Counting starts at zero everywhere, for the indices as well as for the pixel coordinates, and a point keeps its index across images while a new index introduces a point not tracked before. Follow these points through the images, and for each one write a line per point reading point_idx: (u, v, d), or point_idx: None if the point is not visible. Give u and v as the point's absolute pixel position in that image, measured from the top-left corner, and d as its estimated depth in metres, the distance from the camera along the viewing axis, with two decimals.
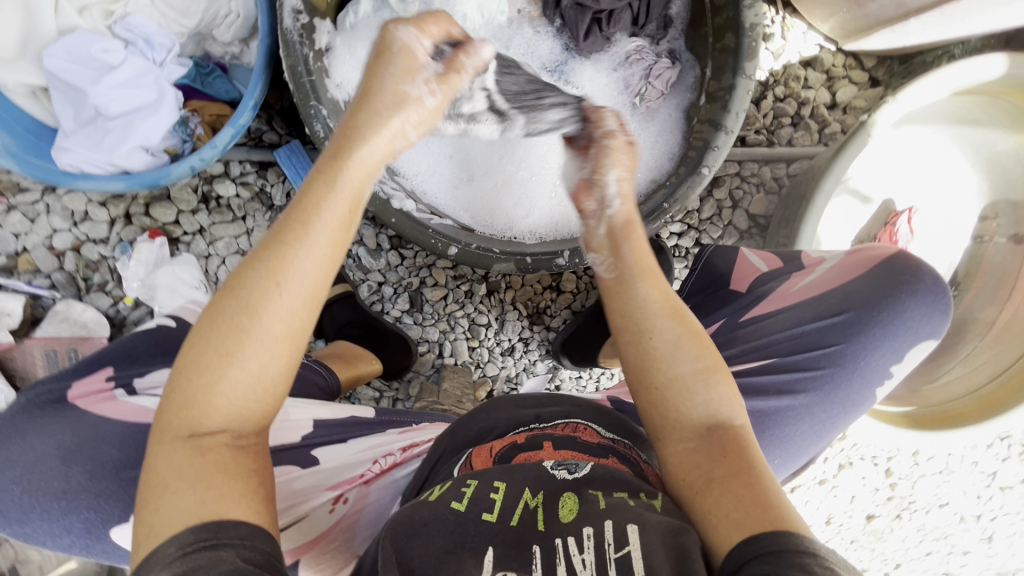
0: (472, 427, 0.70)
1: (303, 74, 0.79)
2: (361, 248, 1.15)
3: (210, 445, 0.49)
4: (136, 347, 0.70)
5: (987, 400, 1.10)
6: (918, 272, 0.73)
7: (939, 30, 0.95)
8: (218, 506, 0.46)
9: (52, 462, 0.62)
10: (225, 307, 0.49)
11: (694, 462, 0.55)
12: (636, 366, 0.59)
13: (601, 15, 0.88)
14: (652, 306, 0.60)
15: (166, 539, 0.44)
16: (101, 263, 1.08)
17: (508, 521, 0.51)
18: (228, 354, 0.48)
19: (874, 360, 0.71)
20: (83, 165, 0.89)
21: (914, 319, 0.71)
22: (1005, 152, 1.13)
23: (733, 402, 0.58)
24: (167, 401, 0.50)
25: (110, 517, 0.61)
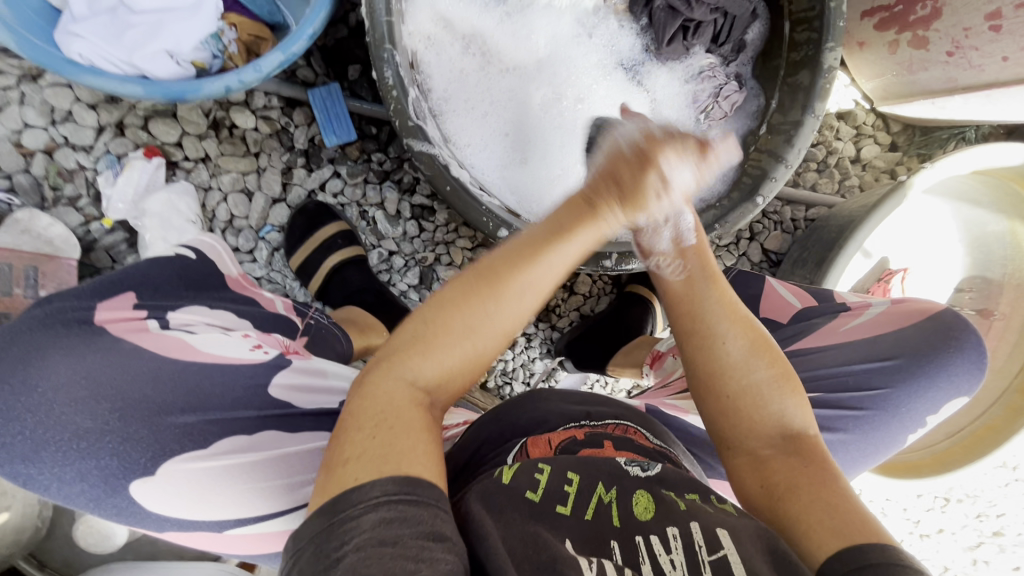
0: (520, 416, 0.72)
1: (382, 15, 0.72)
2: (379, 211, 1.05)
3: (422, 400, 0.54)
4: (155, 275, 0.71)
5: (939, 455, 1.18)
6: (963, 331, 0.79)
7: (970, 109, 1.00)
8: (412, 466, 0.47)
9: (74, 395, 0.55)
10: (478, 290, 0.55)
11: (772, 468, 0.59)
12: (709, 371, 0.64)
13: (690, 24, 0.86)
14: (723, 314, 0.65)
15: (370, 481, 0.45)
16: (77, 173, 0.94)
17: (583, 515, 0.54)
18: (472, 331, 0.55)
19: (912, 406, 0.78)
20: (94, 59, 0.76)
21: (962, 376, 0.78)
22: (994, 235, 1.20)
23: (806, 413, 0.62)
24: (394, 347, 0.55)
25: (133, 467, 0.56)
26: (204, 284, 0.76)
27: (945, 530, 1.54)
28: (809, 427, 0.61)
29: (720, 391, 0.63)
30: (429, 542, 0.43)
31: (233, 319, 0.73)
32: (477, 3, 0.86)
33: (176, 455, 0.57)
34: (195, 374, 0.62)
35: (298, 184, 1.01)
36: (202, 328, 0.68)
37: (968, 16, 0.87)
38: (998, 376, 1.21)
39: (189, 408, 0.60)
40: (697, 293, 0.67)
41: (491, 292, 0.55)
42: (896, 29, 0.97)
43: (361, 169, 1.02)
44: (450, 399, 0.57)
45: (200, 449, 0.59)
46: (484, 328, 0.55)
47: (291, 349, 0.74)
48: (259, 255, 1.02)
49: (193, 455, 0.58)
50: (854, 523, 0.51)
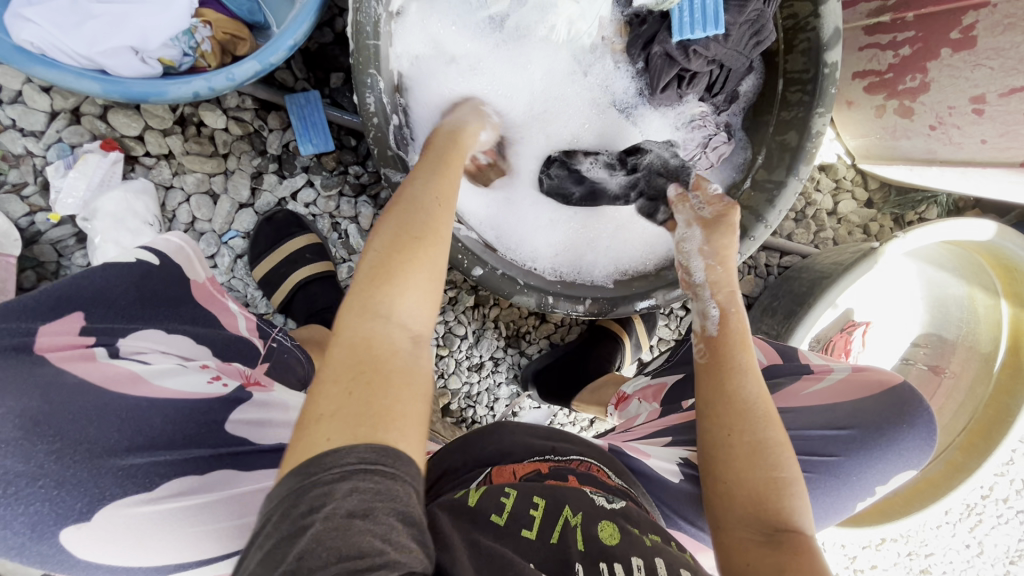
0: (484, 447, 0.69)
1: (369, 36, 0.68)
2: (351, 225, 1.00)
3: (383, 358, 0.49)
4: (111, 290, 0.68)
5: (881, 504, 1.21)
6: (917, 406, 0.80)
7: (945, 180, 1.02)
8: (388, 433, 0.44)
9: (8, 434, 0.52)
10: (394, 252, 0.54)
11: (761, 557, 0.57)
12: (724, 455, 0.64)
13: (685, 74, 0.85)
14: (750, 403, 0.65)
15: (347, 447, 0.42)
16: (24, 160, 0.87)
17: (547, 538, 0.54)
18: (388, 280, 0.52)
19: (862, 474, 0.79)
20: (48, 48, 0.70)
21: (910, 446, 0.79)
22: (954, 298, 1.25)
23: (810, 516, 0.61)
24: (348, 311, 0.51)
25: (67, 513, 0.52)
26: (163, 298, 0.72)
27: (878, 566, 1.60)
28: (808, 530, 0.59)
29: (725, 477, 0.63)
30: (399, 524, 0.41)
31: (191, 347, 0.71)
32: (471, 30, 0.82)
33: (117, 500, 0.54)
34: (143, 411, 0.59)
35: (268, 190, 0.96)
36: (156, 359, 0.65)
37: (954, 96, 0.88)
38: (943, 433, 1.25)
39: (138, 447, 0.58)
40: (722, 379, 0.67)
41: (401, 255, 0.54)
42: (884, 95, 0.98)
43: (336, 181, 0.97)
44: (423, 356, 0.52)
45: (145, 492, 0.56)
46: (421, 293, 0.53)
47: (252, 379, 0.72)
48: (220, 262, 0.97)
49: (135, 500, 0.55)
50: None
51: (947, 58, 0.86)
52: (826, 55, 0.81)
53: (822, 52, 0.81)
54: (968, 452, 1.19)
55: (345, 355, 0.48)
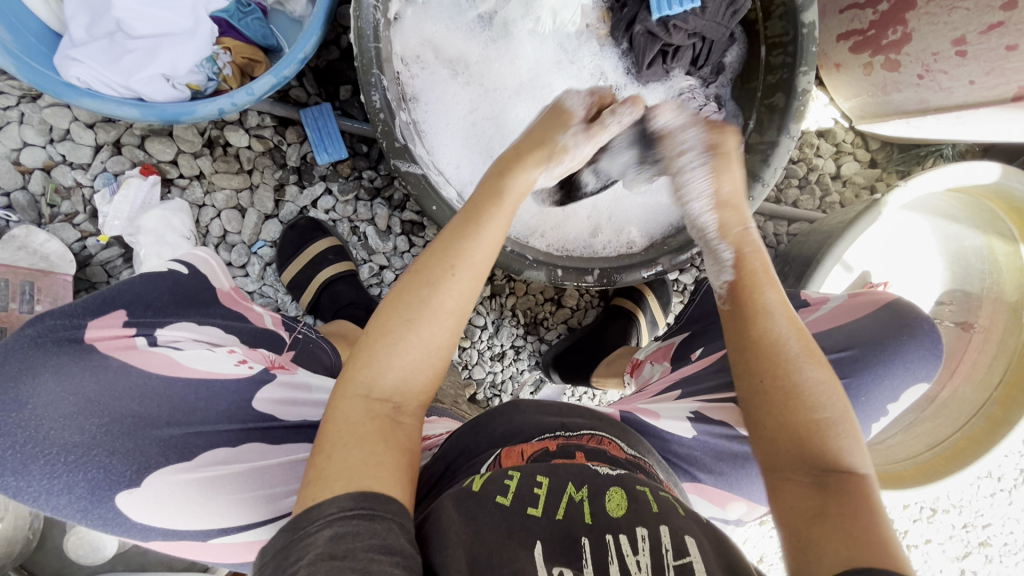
0: (496, 428, 0.73)
1: (370, 40, 0.75)
2: (370, 227, 1.07)
3: (381, 408, 0.55)
4: (148, 293, 0.68)
5: (922, 466, 1.19)
6: (916, 318, 0.81)
7: (944, 128, 1.04)
8: (365, 480, 0.50)
9: (65, 410, 0.57)
10: (415, 284, 0.57)
11: (805, 495, 0.56)
12: (762, 399, 0.60)
13: (668, 48, 0.89)
14: (780, 336, 0.61)
15: (329, 499, 0.48)
16: (74, 191, 0.96)
17: (554, 515, 0.57)
18: (410, 320, 0.56)
19: (871, 396, 0.79)
20: (92, 82, 0.79)
21: (917, 363, 0.80)
22: (973, 249, 1.23)
23: (861, 451, 0.58)
24: (351, 360, 0.57)
25: (120, 479, 0.57)
26: (197, 299, 0.73)
27: (933, 540, 1.54)
28: (864, 470, 0.57)
29: (764, 417, 0.60)
30: (380, 555, 0.46)
31: (221, 335, 0.71)
32: (463, 29, 0.89)
33: (163, 467, 0.58)
34: (178, 392, 0.62)
35: (291, 200, 1.04)
36: (189, 345, 0.66)
37: (936, 42, 0.90)
38: (978, 387, 1.22)
39: (176, 421, 0.62)
40: (756, 316, 0.62)
41: (422, 281, 0.57)
42: (870, 52, 1.00)
43: (353, 186, 1.04)
44: (417, 401, 0.57)
45: (185, 461, 0.60)
46: (422, 322, 0.56)
47: (277, 363, 0.72)
48: (252, 270, 1.04)
49: (180, 467, 0.59)
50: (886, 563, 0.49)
51: (923, 6, 0.89)
52: (803, 16, 0.85)
53: (798, 14, 0.85)
54: (1007, 405, 1.16)
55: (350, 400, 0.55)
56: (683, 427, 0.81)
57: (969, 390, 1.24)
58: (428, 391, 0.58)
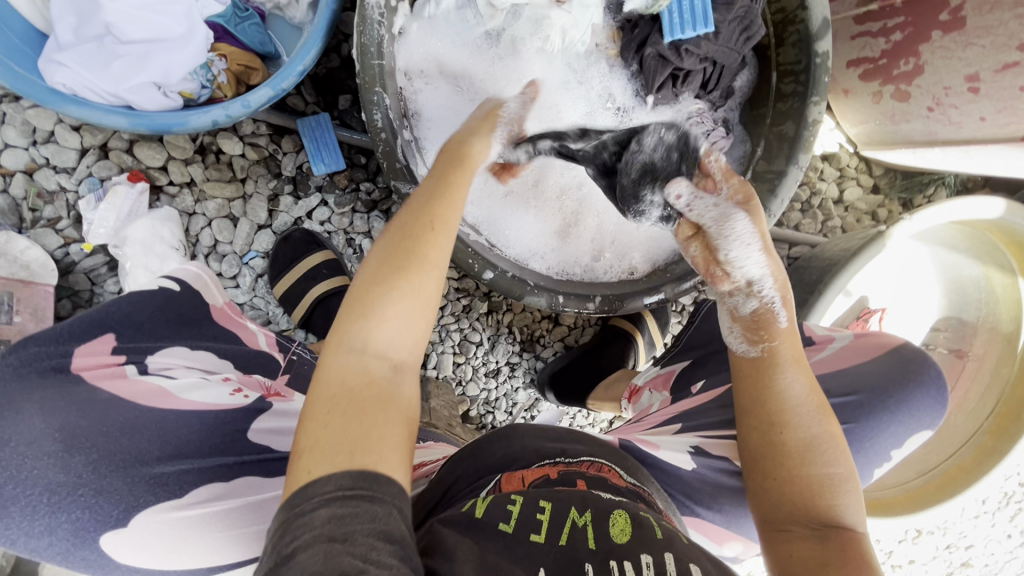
0: (494, 453, 0.71)
1: (374, 57, 0.72)
2: (366, 240, 1.05)
3: (378, 376, 0.52)
4: (138, 312, 0.67)
5: (912, 493, 1.19)
6: (923, 364, 0.80)
7: (949, 160, 1.03)
8: (368, 457, 0.47)
9: (47, 448, 0.53)
10: (396, 253, 0.56)
11: (808, 549, 0.58)
12: (764, 451, 0.65)
13: (679, 73, 0.87)
14: (801, 399, 0.64)
15: (324, 476, 0.45)
16: (57, 195, 0.92)
17: (557, 541, 0.57)
18: (397, 285, 0.54)
19: (876, 442, 0.79)
20: (78, 88, 0.76)
21: (923, 411, 0.79)
22: (970, 279, 1.23)
23: (861, 515, 0.61)
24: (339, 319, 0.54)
25: (106, 519, 0.53)
26: (189, 320, 0.70)
27: (916, 561, 1.56)
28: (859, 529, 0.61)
29: (777, 477, 0.63)
30: (380, 542, 0.44)
31: (214, 361, 0.69)
32: (470, 45, 0.85)
33: (151, 506, 0.55)
34: (171, 423, 0.59)
35: (285, 211, 1.00)
36: (182, 373, 0.64)
37: (948, 76, 0.89)
38: (970, 416, 1.23)
39: (167, 456, 0.58)
40: (770, 371, 0.66)
41: (406, 252, 0.56)
42: (880, 81, 0.99)
43: (349, 198, 1.01)
44: (412, 358, 0.55)
45: (176, 499, 0.56)
46: (411, 282, 0.55)
47: (273, 391, 0.69)
48: (242, 281, 1.01)
49: (169, 505, 0.55)
50: None
51: (938, 39, 0.88)
52: (817, 45, 0.84)
53: (812, 43, 0.84)
54: (998, 435, 1.17)
55: (345, 363, 0.52)
56: (683, 461, 0.79)
57: (960, 418, 1.24)
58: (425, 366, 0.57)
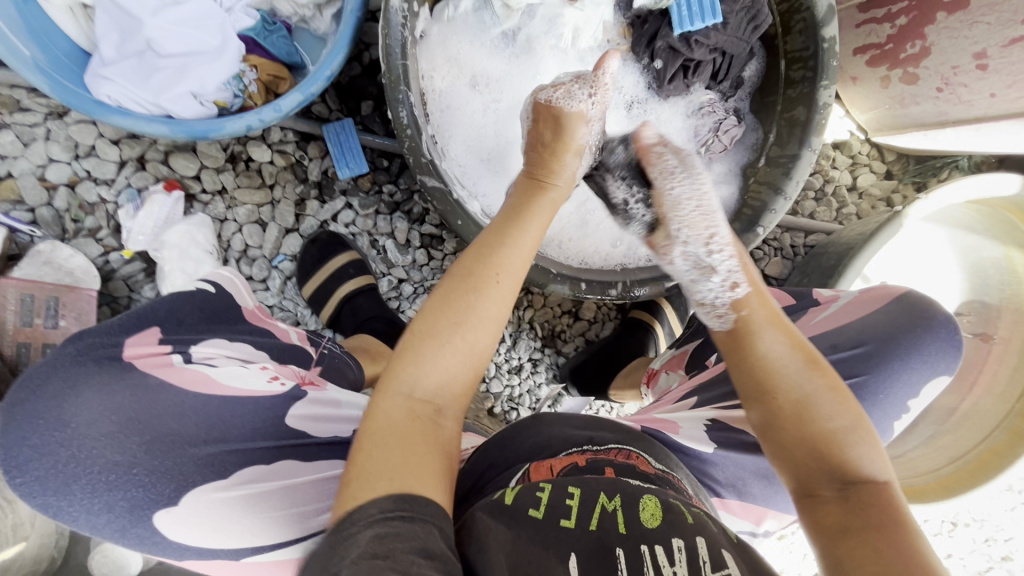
0: (523, 442, 0.73)
1: (397, 58, 0.76)
2: (389, 240, 1.08)
3: (421, 410, 0.55)
4: (181, 309, 0.66)
5: (945, 480, 1.19)
6: (928, 311, 0.80)
7: (961, 140, 1.04)
8: (409, 481, 0.50)
9: (106, 429, 0.53)
10: (459, 287, 0.59)
11: (833, 516, 0.55)
12: (765, 419, 0.61)
13: (690, 63, 0.90)
14: (779, 357, 0.62)
15: (368, 501, 0.48)
16: (98, 206, 0.97)
17: (587, 526, 0.59)
18: (457, 324, 0.57)
19: (891, 392, 0.78)
20: (122, 100, 0.80)
21: (933, 356, 0.79)
22: (991, 261, 1.23)
23: (885, 461, 0.58)
24: (390, 362, 0.57)
25: (158, 497, 0.53)
26: (225, 317, 0.69)
27: (954, 556, 1.52)
28: (886, 477, 0.57)
29: (780, 438, 0.60)
30: (420, 559, 0.45)
31: (251, 352, 0.67)
32: (486, 47, 0.89)
33: (200, 485, 0.54)
34: (215, 408, 0.58)
35: (312, 214, 1.04)
36: (223, 361, 0.63)
37: (956, 55, 0.91)
38: (1001, 399, 1.21)
39: (211, 438, 0.57)
40: (753, 336, 0.64)
41: (470, 285, 0.59)
42: (887, 66, 1.01)
43: (373, 200, 1.05)
44: (457, 405, 0.58)
45: (221, 478, 0.56)
46: (472, 319, 0.58)
47: (307, 379, 0.67)
48: (272, 284, 1.04)
49: (217, 485, 0.55)
50: None
51: (944, 20, 0.90)
52: (823, 31, 0.86)
53: (818, 29, 0.86)
54: None
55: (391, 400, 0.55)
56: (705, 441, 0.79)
57: (990, 402, 1.22)
58: (465, 397, 0.59)
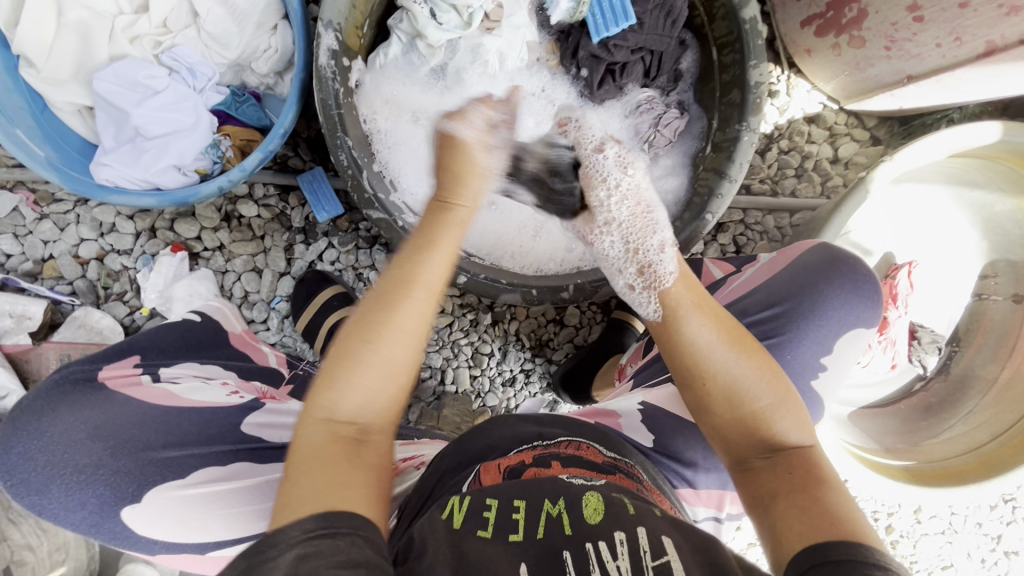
0: (477, 445, 0.77)
1: (333, 107, 0.83)
2: (372, 272, 1.17)
3: (344, 432, 0.58)
4: (162, 339, 0.77)
5: (987, 458, 1.07)
6: (833, 265, 0.89)
7: (932, 95, 1.00)
8: (334, 500, 0.52)
9: (75, 436, 0.62)
10: (374, 312, 0.61)
11: (768, 480, 0.63)
12: (700, 403, 0.68)
13: (615, 66, 0.94)
14: (707, 344, 0.67)
15: (293, 523, 0.50)
16: (123, 273, 1.12)
17: (535, 535, 0.58)
18: (370, 343, 0.59)
19: (804, 347, 0.86)
20: (118, 181, 0.94)
21: (841, 308, 0.87)
22: (1005, 214, 1.13)
23: (804, 428, 0.66)
24: (312, 388, 0.60)
25: (123, 496, 0.60)
26: (205, 345, 0.81)
27: None
28: (805, 442, 0.65)
29: (713, 416, 0.67)
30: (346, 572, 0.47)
31: (219, 371, 0.78)
32: (420, 84, 0.96)
33: (160, 484, 0.62)
34: (173, 417, 0.67)
35: (300, 257, 1.15)
36: (187, 379, 0.73)
37: (892, 12, 0.89)
38: None
39: (171, 443, 0.66)
40: (677, 327, 0.69)
41: (383, 307, 0.61)
42: (834, 33, 0.99)
43: (351, 237, 1.14)
44: (382, 421, 0.61)
45: (180, 479, 0.63)
46: (382, 344, 0.60)
47: (268, 394, 0.78)
48: (272, 323, 1.15)
49: (175, 485, 0.63)
50: (835, 529, 0.55)
51: None
52: (743, 13, 0.86)
53: (738, 12, 0.87)
54: None
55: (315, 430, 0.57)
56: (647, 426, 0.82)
57: None
58: (392, 416, 0.62)
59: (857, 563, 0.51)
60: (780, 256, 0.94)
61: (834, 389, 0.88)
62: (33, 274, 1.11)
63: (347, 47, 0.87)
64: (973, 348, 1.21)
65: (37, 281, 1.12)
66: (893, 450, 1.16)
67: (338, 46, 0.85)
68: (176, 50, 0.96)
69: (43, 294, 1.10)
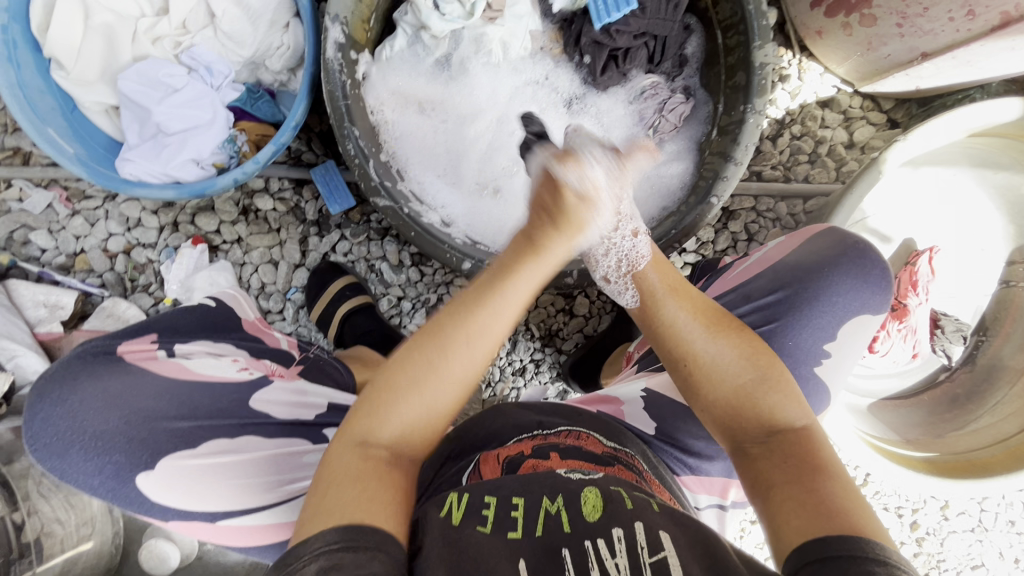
0: (478, 433, 0.77)
1: (340, 99, 0.85)
2: (383, 263, 1.19)
3: (376, 452, 0.59)
4: (179, 321, 0.78)
5: (1016, 449, 1.02)
6: (839, 250, 0.87)
7: (948, 72, 0.97)
8: (358, 514, 0.54)
9: (92, 404, 0.64)
10: (418, 347, 0.60)
11: (765, 461, 0.61)
12: (688, 386, 0.69)
13: (617, 52, 0.95)
14: (687, 328, 0.68)
15: (317, 535, 0.52)
16: (147, 266, 1.18)
17: (534, 532, 0.57)
18: (406, 386, 0.59)
19: (808, 333, 0.84)
20: (141, 175, 0.99)
21: (847, 294, 0.84)
22: None
23: (799, 407, 0.65)
24: (351, 413, 0.61)
25: (138, 463, 0.65)
26: (221, 325, 0.83)
27: None
28: (800, 420, 0.64)
29: (706, 398, 0.68)
30: None
31: (231, 348, 0.79)
32: (425, 76, 0.98)
33: (171, 454, 0.66)
34: (188, 390, 0.70)
35: (314, 248, 1.18)
36: (200, 355, 0.75)
37: None
38: None
39: (182, 415, 0.69)
40: (654, 308, 0.70)
41: (433, 345, 0.59)
42: (844, 13, 0.97)
43: (363, 229, 1.17)
44: (416, 450, 0.62)
45: (188, 449, 0.67)
46: (432, 378, 0.59)
47: (277, 371, 0.80)
48: (287, 313, 1.19)
49: (185, 454, 0.67)
50: (835, 518, 0.54)
51: None
52: None
53: None
54: None
55: (347, 458, 0.58)
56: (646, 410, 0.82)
57: None
58: (427, 442, 0.62)
59: (857, 557, 0.50)
60: (790, 240, 0.92)
61: (841, 377, 0.86)
62: (66, 268, 1.17)
63: (352, 40, 0.90)
64: (1001, 337, 1.16)
65: (69, 274, 1.18)
66: (914, 441, 1.13)
67: (344, 39, 0.87)
68: (194, 49, 1.00)
69: (74, 286, 1.15)
